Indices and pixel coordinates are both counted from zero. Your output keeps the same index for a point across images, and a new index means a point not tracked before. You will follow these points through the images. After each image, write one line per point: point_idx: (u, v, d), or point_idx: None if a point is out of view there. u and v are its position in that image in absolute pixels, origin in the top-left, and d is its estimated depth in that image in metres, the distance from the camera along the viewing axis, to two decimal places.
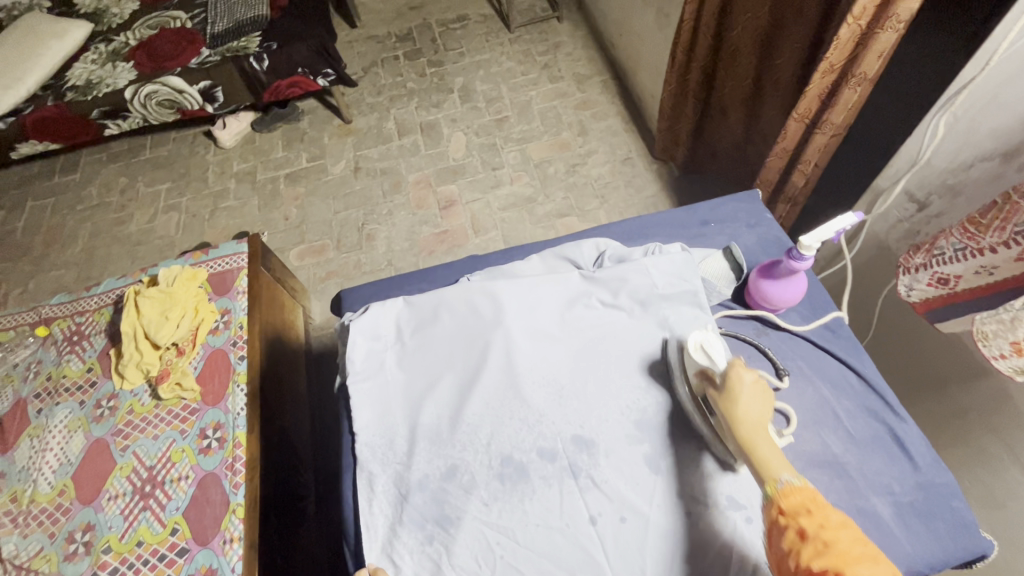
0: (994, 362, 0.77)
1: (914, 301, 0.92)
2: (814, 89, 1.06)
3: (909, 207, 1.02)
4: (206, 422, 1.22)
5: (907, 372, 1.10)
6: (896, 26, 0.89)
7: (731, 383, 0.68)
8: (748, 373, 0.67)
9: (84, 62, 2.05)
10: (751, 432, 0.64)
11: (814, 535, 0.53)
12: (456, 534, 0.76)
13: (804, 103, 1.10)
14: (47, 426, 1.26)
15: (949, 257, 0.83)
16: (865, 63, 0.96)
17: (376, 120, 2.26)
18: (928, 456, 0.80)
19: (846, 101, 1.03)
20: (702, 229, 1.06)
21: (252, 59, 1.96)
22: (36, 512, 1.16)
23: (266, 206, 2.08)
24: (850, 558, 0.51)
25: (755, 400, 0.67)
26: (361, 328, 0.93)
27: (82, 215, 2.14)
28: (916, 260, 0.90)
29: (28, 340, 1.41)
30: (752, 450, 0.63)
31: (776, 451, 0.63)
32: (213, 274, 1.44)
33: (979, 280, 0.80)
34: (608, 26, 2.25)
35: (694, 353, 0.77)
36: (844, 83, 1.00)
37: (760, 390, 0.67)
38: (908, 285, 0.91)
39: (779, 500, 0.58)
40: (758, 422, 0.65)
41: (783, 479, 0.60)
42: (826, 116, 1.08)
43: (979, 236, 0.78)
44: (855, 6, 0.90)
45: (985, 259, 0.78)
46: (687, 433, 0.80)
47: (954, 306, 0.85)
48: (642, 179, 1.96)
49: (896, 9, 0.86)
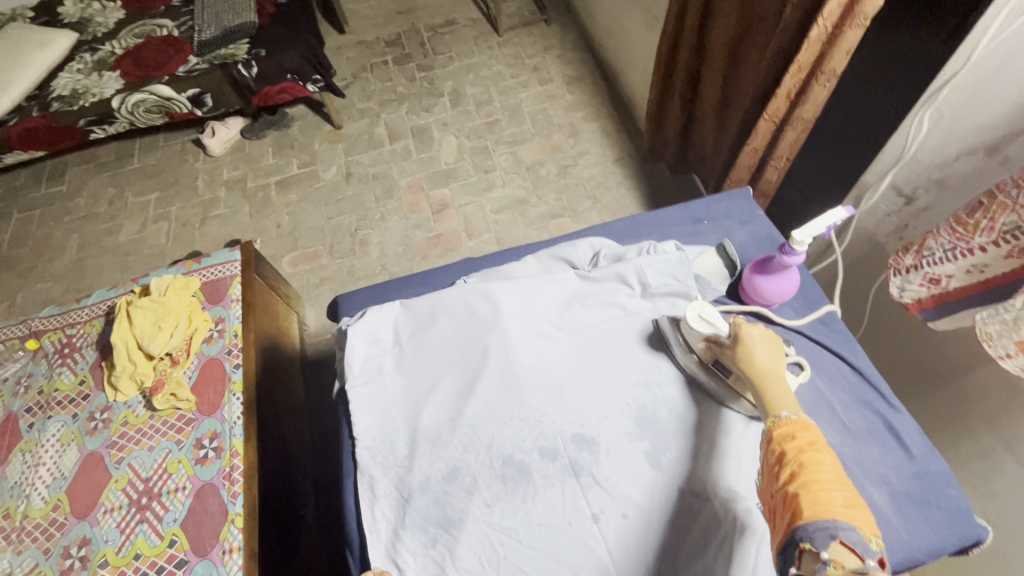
0: (1001, 361, 0.77)
1: (908, 301, 0.93)
2: (783, 89, 1.08)
3: (897, 201, 1.04)
4: (202, 432, 1.21)
5: (899, 364, 1.12)
6: (862, 23, 0.91)
7: (741, 335, 0.74)
8: (756, 325, 0.73)
9: (70, 71, 2.04)
10: (759, 375, 0.69)
11: (792, 457, 0.57)
12: (460, 536, 0.76)
13: (774, 104, 1.12)
14: (39, 441, 1.24)
15: (940, 258, 0.84)
16: (833, 61, 0.98)
17: (367, 125, 2.26)
18: (922, 445, 0.82)
19: (816, 97, 1.06)
20: (695, 227, 1.07)
21: (240, 66, 1.95)
22: (30, 528, 1.15)
23: (258, 214, 2.07)
24: (823, 482, 0.54)
25: (764, 347, 0.72)
26: (358, 333, 0.93)
27: (70, 226, 2.12)
28: (906, 262, 0.90)
29: (18, 353, 1.39)
30: (763, 389, 0.68)
31: (785, 392, 0.67)
32: (206, 282, 1.43)
33: (970, 279, 0.82)
34: (596, 28, 2.26)
35: (693, 323, 0.81)
36: (813, 81, 1.03)
37: (771, 342, 0.73)
38: (901, 286, 0.92)
39: (774, 430, 0.62)
40: (769, 366, 0.70)
41: (783, 413, 0.64)
42: (796, 113, 1.10)
43: (968, 235, 0.79)
44: (823, 7, 0.91)
45: (976, 258, 0.79)
46: (703, 395, 0.83)
47: (949, 302, 0.87)
48: (634, 179, 1.97)
49: (864, 7, 0.89)
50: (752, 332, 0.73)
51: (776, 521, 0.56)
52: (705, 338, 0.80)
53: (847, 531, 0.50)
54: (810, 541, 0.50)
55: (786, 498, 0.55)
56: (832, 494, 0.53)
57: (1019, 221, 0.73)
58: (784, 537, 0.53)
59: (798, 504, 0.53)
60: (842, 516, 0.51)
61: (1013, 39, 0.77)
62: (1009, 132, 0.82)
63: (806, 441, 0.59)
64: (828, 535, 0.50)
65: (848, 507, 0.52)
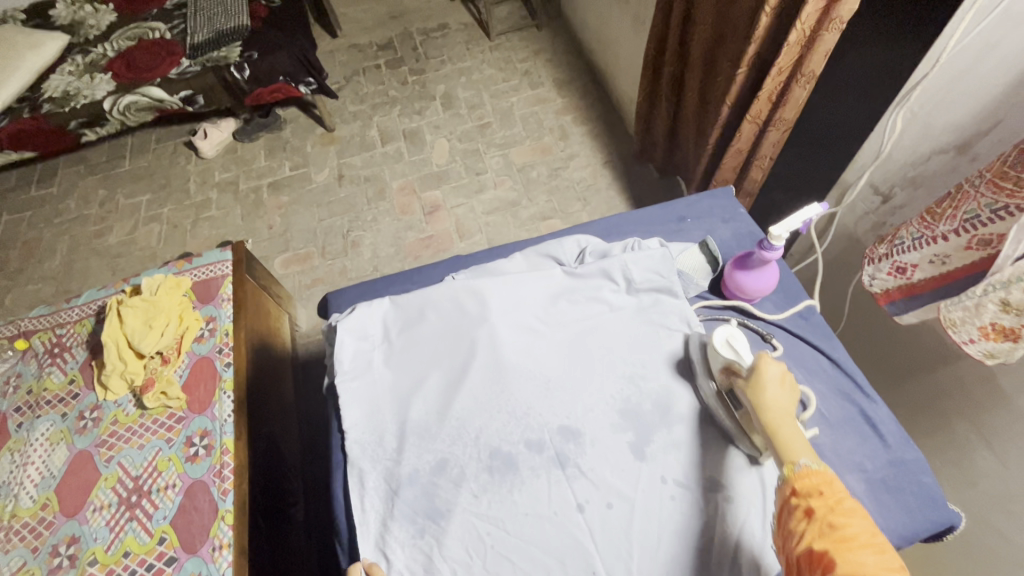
0: (965, 346, 0.80)
1: (876, 292, 0.95)
2: (766, 90, 1.13)
3: (874, 199, 1.06)
4: (192, 430, 1.21)
5: (878, 359, 1.15)
6: (839, 27, 0.95)
7: (758, 371, 0.71)
8: (774, 362, 0.70)
9: (61, 73, 2.04)
10: (774, 416, 0.66)
11: (822, 516, 0.55)
12: (447, 526, 0.77)
13: (756, 106, 1.17)
14: (28, 440, 1.24)
15: (908, 246, 0.87)
16: (812, 63, 1.03)
17: (359, 128, 2.28)
18: (897, 434, 0.84)
19: (797, 98, 1.10)
20: (679, 225, 1.10)
21: (233, 68, 1.97)
22: (19, 527, 1.15)
23: (249, 215, 2.08)
24: (854, 544, 0.52)
25: (779, 386, 0.69)
26: (348, 328, 0.94)
27: (60, 227, 2.11)
28: (880, 251, 0.93)
29: (7, 353, 1.39)
30: (774, 430, 0.65)
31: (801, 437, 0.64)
32: (197, 282, 1.43)
33: (933, 270, 0.84)
34: (586, 32, 2.30)
35: (720, 349, 0.79)
36: (794, 83, 1.07)
37: (788, 382, 0.70)
38: (872, 275, 0.95)
39: (793, 481, 0.59)
40: (780, 406, 0.67)
41: (802, 462, 0.61)
42: (778, 115, 1.15)
43: (934, 224, 0.82)
44: (801, 12, 0.96)
45: (939, 248, 0.82)
46: (711, 427, 0.82)
47: (915, 295, 0.89)
48: (623, 181, 2.00)
49: (839, 12, 0.93)
50: (771, 369, 0.70)
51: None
52: (726, 363, 0.79)
53: None
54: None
55: (813, 560, 0.52)
56: (863, 557, 0.51)
57: (980, 209, 0.76)
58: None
59: (828, 566, 0.51)
60: None
61: (980, 41, 0.80)
62: (977, 132, 0.86)
63: (830, 496, 0.56)
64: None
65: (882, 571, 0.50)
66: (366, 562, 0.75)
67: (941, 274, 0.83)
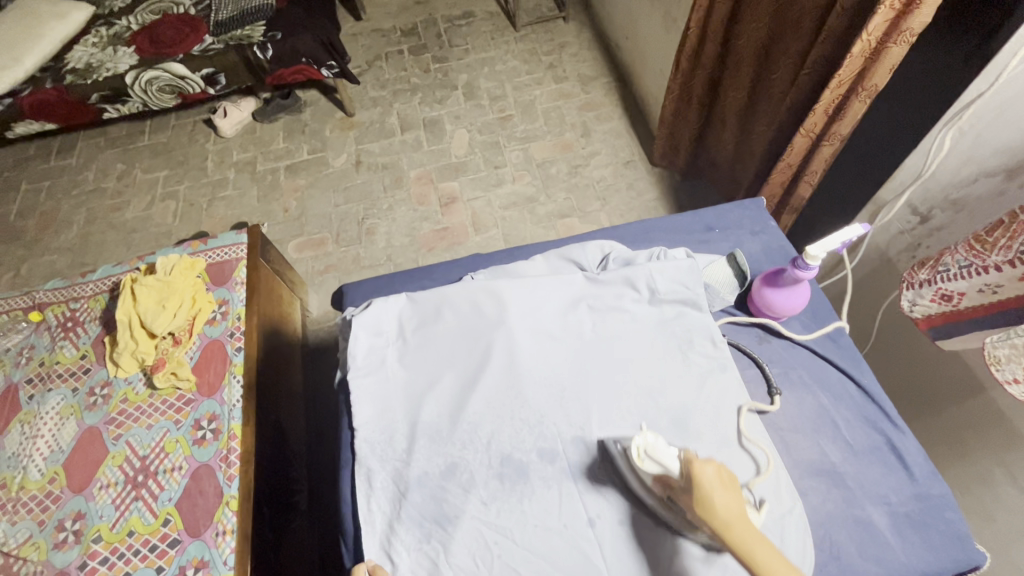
0: (1007, 386, 0.77)
1: (917, 316, 0.94)
2: (821, 103, 1.06)
3: (911, 219, 1.03)
4: (201, 413, 1.21)
5: (902, 383, 1.12)
6: (908, 40, 0.89)
7: (698, 485, 0.60)
8: (711, 466, 0.60)
9: (84, 45, 2.03)
10: (742, 537, 0.57)
11: None
12: (454, 533, 0.76)
13: (811, 120, 1.10)
14: (38, 413, 1.25)
15: (954, 274, 0.84)
16: (876, 76, 0.96)
17: (379, 114, 2.25)
18: (925, 467, 0.81)
19: (855, 113, 1.03)
20: (707, 235, 1.07)
21: (255, 48, 1.95)
22: (26, 499, 1.15)
23: (265, 197, 2.07)
24: None
25: (726, 490, 0.60)
26: (363, 323, 0.92)
27: (78, 199, 2.12)
28: (919, 276, 0.90)
29: (21, 324, 1.39)
30: (752, 564, 0.56)
31: (776, 549, 0.56)
32: (211, 263, 1.43)
33: (982, 298, 0.82)
34: (614, 27, 2.25)
35: (642, 465, 0.67)
36: (853, 98, 1.01)
37: (727, 480, 0.61)
38: (912, 300, 0.92)
39: None
40: (739, 519, 0.58)
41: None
42: (833, 129, 1.08)
43: (984, 253, 0.79)
44: (868, 23, 0.90)
45: (990, 277, 0.78)
46: (657, 523, 0.74)
47: (954, 322, 0.88)
48: (644, 182, 1.96)
49: (911, 26, 0.87)
50: (706, 474, 0.61)
51: None
52: (654, 477, 0.67)
53: None
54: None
55: None
56: None
57: None
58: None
59: None
60: None
61: None
62: None
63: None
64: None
65: None
66: (371, 563, 0.76)
67: (991, 303, 0.80)
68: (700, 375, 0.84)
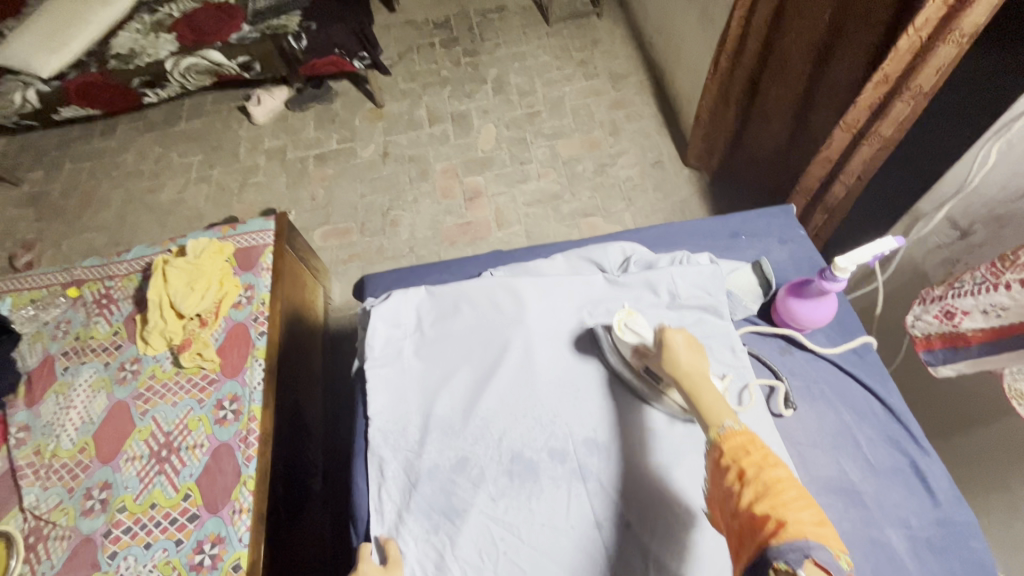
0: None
1: (918, 334, 0.90)
2: (864, 98, 1.04)
3: (950, 234, 0.98)
4: (223, 393, 1.24)
5: (931, 404, 1.08)
6: (958, 41, 0.88)
7: (664, 342, 0.72)
8: (680, 330, 0.72)
9: (128, 31, 2.09)
10: (694, 381, 0.68)
11: (755, 477, 0.54)
12: (462, 526, 0.76)
13: (852, 113, 1.07)
14: (72, 384, 1.30)
15: (965, 291, 0.79)
16: (921, 76, 0.94)
17: (408, 106, 2.27)
18: (949, 492, 0.78)
19: (898, 114, 1.01)
20: (732, 241, 1.05)
21: (290, 38, 1.98)
22: (57, 466, 1.20)
23: (294, 184, 2.11)
24: (788, 500, 0.51)
25: (689, 351, 0.71)
26: (382, 315, 0.94)
27: (117, 180, 2.19)
28: (935, 292, 0.86)
29: (59, 299, 1.45)
30: (695, 401, 0.66)
31: (721, 399, 0.65)
32: (239, 249, 1.46)
33: (987, 320, 0.78)
34: (648, 25, 2.21)
35: (621, 335, 0.81)
36: (897, 96, 0.99)
37: (693, 345, 0.72)
38: (917, 315, 0.89)
39: (720, 444, 0.59)
40: (694, 371, 0.69)
41: (725, 425, 0.62)
42: (875, 128, 1.05)
43: (1001, 271, 0.74)
44: (917, 16, 0.88)
45: (1000, 297, 0.75)
46: (630, 395, 0.83)
47: (959, 344, 0.84)
48: (671, 184, 1.93)
49: (962, 24, 0.85)
50: (675, 337, 0.72)
51: (742, 545, 0.51)
52: (633, 348, 0.81)
53: (823, 553, 0.47)
54: (786, 563, 0.46)
55: (755, 522, 0.51)
56: (802, 515, 0.50)
57: None
58: (755, 566, 0.49)
59: (769, 525, 0.50)
60: (814, 537, 0.48)
61: None
62: None
63: (750, 456, 0.56)
64: (802, 554, 0.46)
65: (817, 524, 0.50)
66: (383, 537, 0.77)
67: (996, 326, 0.77)
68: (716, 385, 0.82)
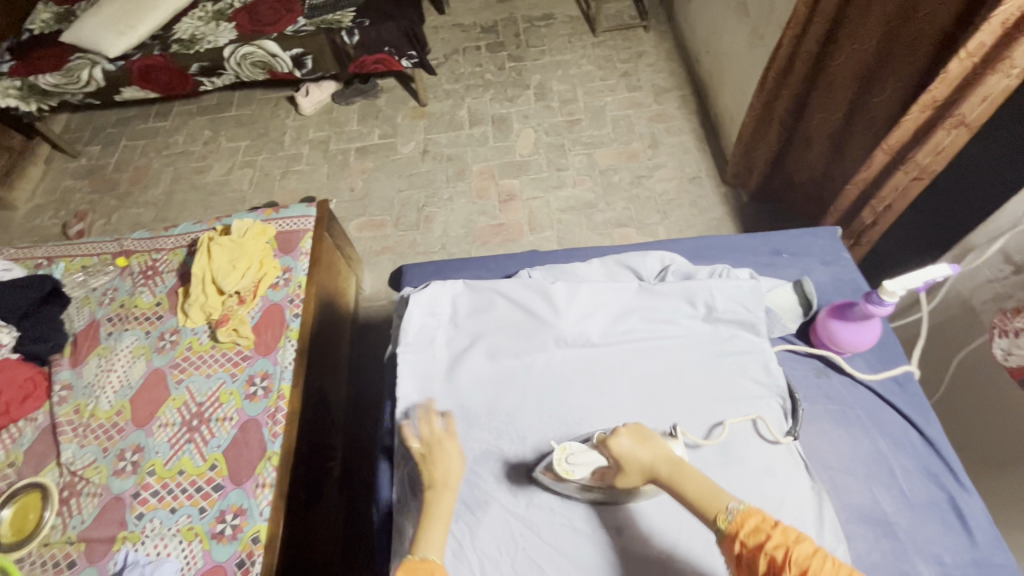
0: None
1: (1013, 367, 0.91)
2: (906, 121, 1.02)
3: (1004, 268, 0.95)
4: (255, 370, 1.28)
5: (971, 441, 1.04)
6: (1008, 70, 0.86)
7: (616, 453, 0.68)
8: (622, 434, 0.68)
9: (191, 17, 2.18)
10: (666, 470, 0.66)
11: (795, 559, 0.55)
12: (482, 518, 0.77)
13: (894, 137, 1.06)
14: (115, 348, 1.36)
15: None
16: (966, 106, 0.92)
17: (450, 106, 2.31)
18: (987, 531, 0.76)
19: (937, 143, 0.99)
20: (774, 259, 1.04)
21: (343, 32, 2.03)
22: (95, 425, 1.25)
23: (334, 175, 2.16)
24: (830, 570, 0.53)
25: (636, 446, 0.68)
26: (419, 301, 0.95)
27: (167, 159, 2.29)
28: (1016, 324, 0.89)
29: (108, 268, 1.51)
30: (681, 492, 0.64)
31: (699, 476, 0.65)
32: (280, 232, 1.50)
33: None
34: (696, 40, 2.21)
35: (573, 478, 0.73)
36: (939, 122, 0.97)
37: (638, 435, 0.69)
38: (1006, 348, 0.91)
39: (736, 533, 0.59)
40: (658, 461, 0.67)
41: (730, 505, 0.61)
42: (912, 155, 1.03)
43: None
44: (971, 40, 0.86)
45: None
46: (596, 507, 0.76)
47: None
48: (708, 200, 1.91)
49: (1014, 53, 0.83)
50: (620, 443, 0.68)
51: None
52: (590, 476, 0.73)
53: None
54: None
55: None
56: None
57: None
58: None
59: None
60: None
61: None
62: None
63: (769, 536, 0.57)
64: None
65: None
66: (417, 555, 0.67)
67: None
68: (748, 402, 0.81)
